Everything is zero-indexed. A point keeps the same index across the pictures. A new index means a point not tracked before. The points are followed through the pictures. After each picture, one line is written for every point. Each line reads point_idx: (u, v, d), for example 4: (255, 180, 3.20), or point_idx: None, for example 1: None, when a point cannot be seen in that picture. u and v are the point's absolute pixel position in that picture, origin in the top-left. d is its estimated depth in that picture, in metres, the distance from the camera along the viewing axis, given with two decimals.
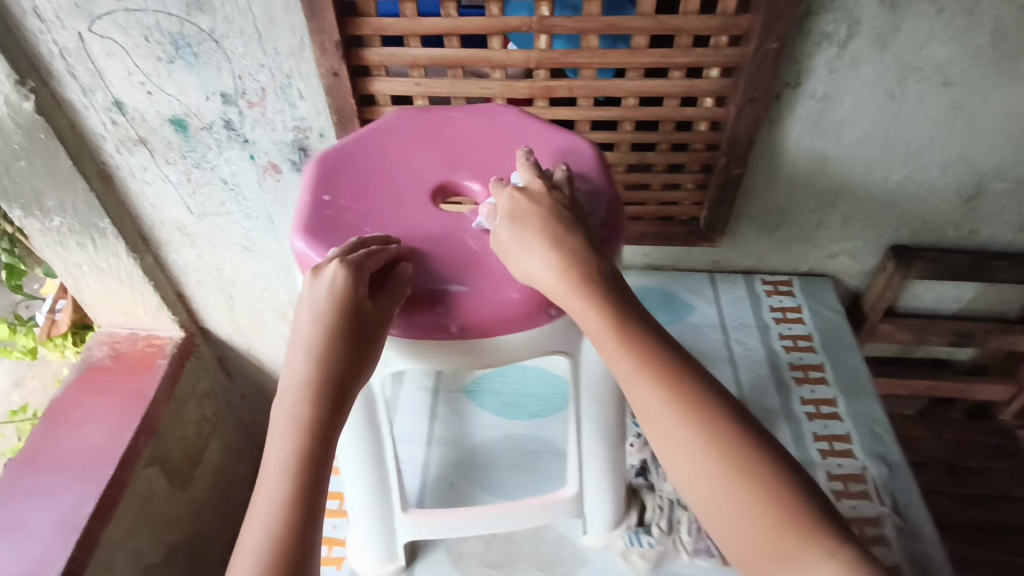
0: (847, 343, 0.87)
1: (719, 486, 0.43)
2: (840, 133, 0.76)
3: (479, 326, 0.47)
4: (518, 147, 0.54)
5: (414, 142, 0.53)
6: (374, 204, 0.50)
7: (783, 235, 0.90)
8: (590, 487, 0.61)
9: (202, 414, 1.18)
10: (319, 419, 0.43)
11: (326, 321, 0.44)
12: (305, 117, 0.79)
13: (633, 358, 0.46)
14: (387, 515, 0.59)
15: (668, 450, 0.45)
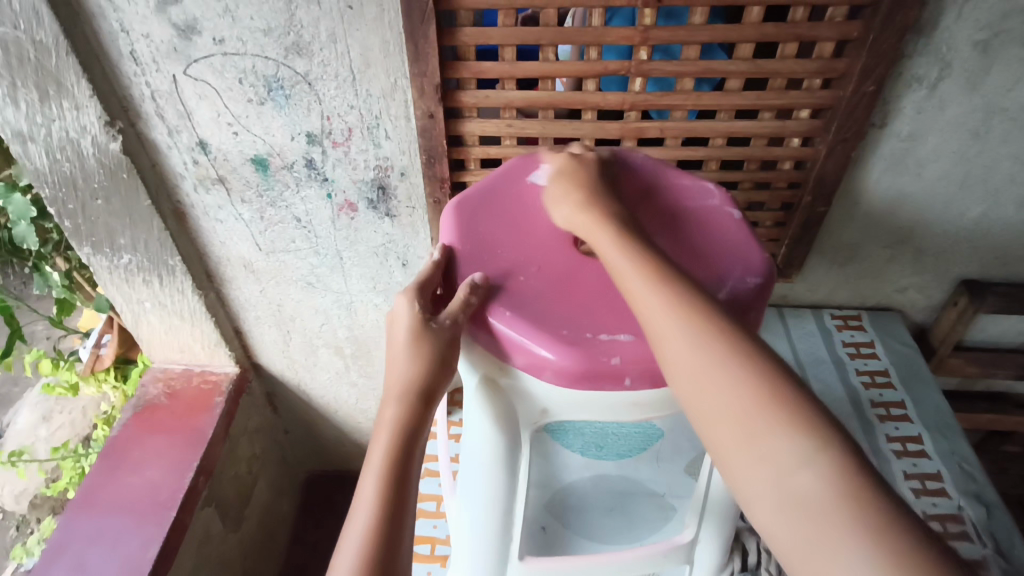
0: (925, 378, 0.86)
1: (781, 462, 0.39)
2: (921, 170, 0.77)
3: (646, 376, 0.45)
4: (652, 197, 0.56)
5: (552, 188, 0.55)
6: (523, 248, 0.50)
7: (854, 271, 0.89)
8: (708, 533, 0.60)
9: (252, 451, 1.16)
10: (407, 417, 0.46)
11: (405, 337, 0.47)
12: (388, 156, 0.79)
13: (684, 327, 0.43)
14: (502, 563, 0.57)
15: (713, 416, 0.42)
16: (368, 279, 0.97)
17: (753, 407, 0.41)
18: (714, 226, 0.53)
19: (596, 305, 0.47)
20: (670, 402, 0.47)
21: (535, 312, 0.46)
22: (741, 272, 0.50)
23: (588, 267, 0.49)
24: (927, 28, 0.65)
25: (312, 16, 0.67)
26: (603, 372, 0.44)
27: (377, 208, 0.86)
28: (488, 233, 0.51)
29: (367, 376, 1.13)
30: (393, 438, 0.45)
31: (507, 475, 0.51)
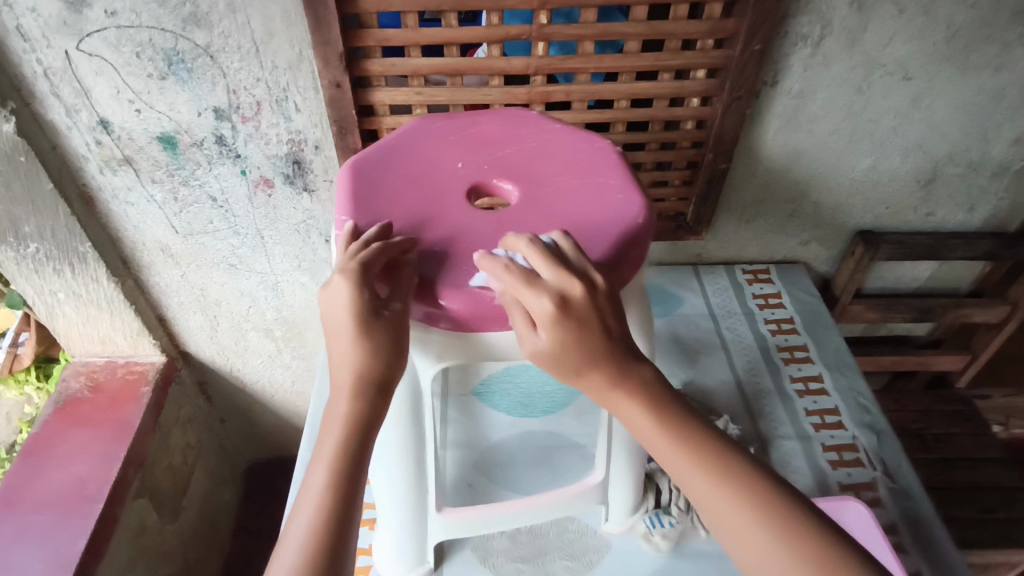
0: (827, 323, 0.90)
1: (737, 513, 0.43)
2: (813, 126, 0.82)
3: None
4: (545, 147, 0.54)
5: (444, 146, 0.54)
6: (411, 203, 0.49)
7: (760, 226, 0.95)
8: (616, 474, 0.63)
9: (186, 441, 1.14)
10: (364, 408, 0.44)
11: (552, 341, 0.43)
12: (300, 129, 0.80)
13: (648, 409, 0.46)
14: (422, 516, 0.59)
15: (685, 484, 0.46)
16: (291, 257, 0.96)
17: (705, 470, 0.45)
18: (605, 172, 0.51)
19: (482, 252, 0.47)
20: None
21: (421, 261, 0.46)
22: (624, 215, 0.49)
23: (478, 218, 0.49)
24: None
25: None
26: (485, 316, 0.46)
27: (295, 183, 0.86)
28: (376, 190, 0.50)
29: (301, 357, 1.13)
30: (344, 429, 0.43)
31: (410, 421, 0.52)
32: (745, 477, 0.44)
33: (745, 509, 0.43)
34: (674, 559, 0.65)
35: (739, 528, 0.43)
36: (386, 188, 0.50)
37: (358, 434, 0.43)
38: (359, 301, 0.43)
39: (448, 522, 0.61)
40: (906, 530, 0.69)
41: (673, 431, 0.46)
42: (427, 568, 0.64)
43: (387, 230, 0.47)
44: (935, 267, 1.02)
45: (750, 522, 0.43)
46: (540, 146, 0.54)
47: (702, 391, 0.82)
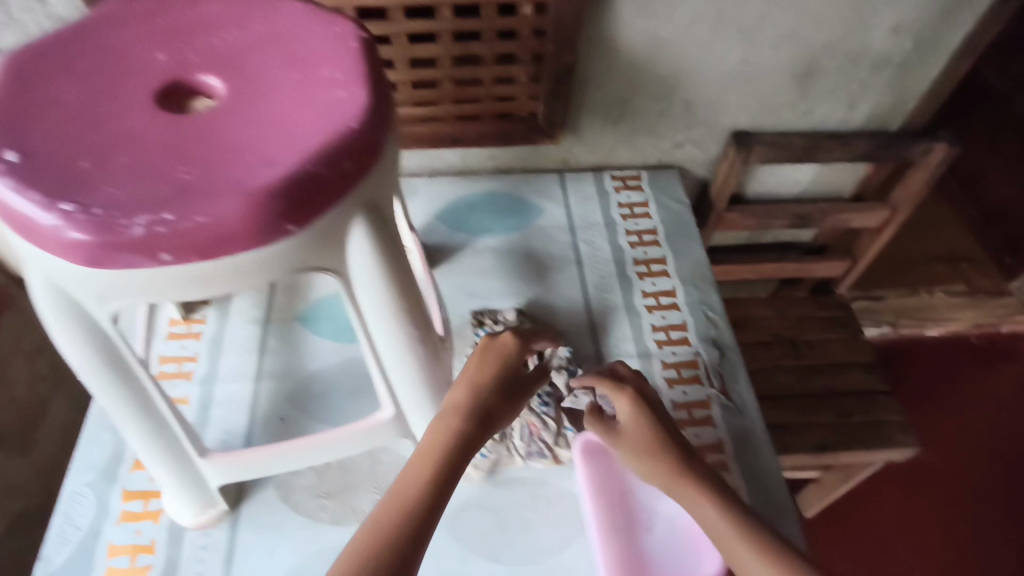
0: (690, 233, 0.85)
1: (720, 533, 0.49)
2: (671, 12, 0.72)
3: (185, 242, 0.33)
4: (275, 32, 0.44)
5: (149, 35, 0.43)
6: (77, 100, 0.39)
7: (628, 128, 0.86)
8: (411, 412, 0.56)
9: (33, 371, 1.06)
10: (464, 430, 0.48)
11: (639, 446, 0.55)
12: (64, 14, 0.66)
13: (661, 453, 0.54)
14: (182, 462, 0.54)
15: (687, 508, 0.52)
16: None
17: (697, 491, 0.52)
18: (333, 70, 0.41)
19: (136, 160, 0.35)
20: (246, 272, 0.36)
21: (46, 170, 0.34)
22: (337, 114, 0.38)
23: (155, 118, 0.38)
24: None
25: None
26: (122, 243, 0.33)
27: None
28: (37, 85, 0.39)
29: None
30: (443, 447, 0.47)
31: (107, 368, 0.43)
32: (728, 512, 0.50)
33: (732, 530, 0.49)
34: (488, 488, 0.64)
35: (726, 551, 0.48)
36: (44, 87, 0.39)
37: (467, 442, 0.48)
38: (507, 371, 0.53)
39: (217, 469, 0.56)
40: (731, 448, 0.67)
41: (676, 466, 0.54)
42: (220, 510, 0.62)
43: (19, 137, 0.36)
44: (817, 171, 0.96)
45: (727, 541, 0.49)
46: (266, 38, 0.43)
47: (546, 310, 0.77)
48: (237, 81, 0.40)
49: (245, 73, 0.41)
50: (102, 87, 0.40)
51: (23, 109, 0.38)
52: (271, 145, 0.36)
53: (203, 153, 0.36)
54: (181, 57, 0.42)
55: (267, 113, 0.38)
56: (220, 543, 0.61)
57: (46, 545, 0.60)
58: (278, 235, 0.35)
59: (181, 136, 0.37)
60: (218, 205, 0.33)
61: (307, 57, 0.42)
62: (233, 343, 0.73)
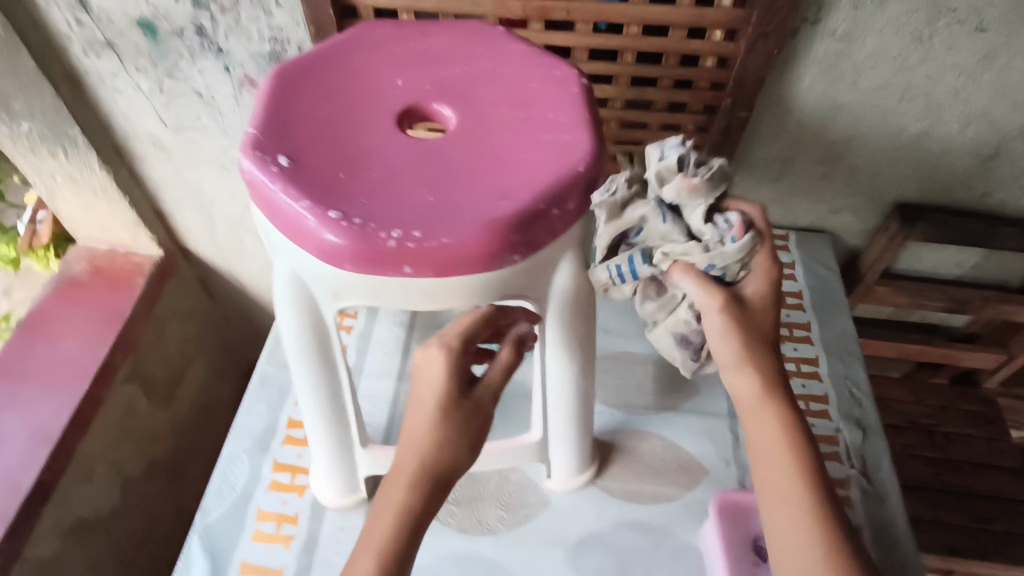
0: (839, 303, 0.82)
1: (783, 479, 0.48)
2: (856, 78, 0.71)
3: (427, 262, 0.37)
4: (503, 68, 0.46)
5: (390, 59, 0.47)
6: (332, 114, 0.43)
7: (785, 187, 0.85)
8: (556, 433, 0.60)
9: (184, 334, 1.18)
10: (416, 501, 0.44)
11: (739, 334, 0.49)
12: (282, 27, 0.73)
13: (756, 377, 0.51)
14: (343, 449, 0.59)
15: (750, 431, 0.51)
16: None
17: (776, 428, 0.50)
18: (560, 110, 0.43)
19: (389, 178, 0.39)
20: (470, 292, 0.40)
21: (314, 183, 0.39)
22: (565, 158, 0.40)
23: (399, 139, 0.42)
24: None
25: None
26: (377, 255, 0.37)
27: None
28: (295, 96, 0.44)
29: None
30: (399, 522, 0.44)
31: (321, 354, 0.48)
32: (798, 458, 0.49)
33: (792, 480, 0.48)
34: (611, 526, 0.64)
35: (781, 499, 0.48)
36: (303, 97, 0.43)
37: (417, 517, 0.44)
38: (449, 387, 0.46)
39: (370, 459, 0.60)
40: (868, 536, 0.63)
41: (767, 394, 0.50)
42: (359, 497, 0.64)
43: (288, 145, 0.40)
44: (983, 256, 0.90)
45: (786, 490, 0.48)
46: (496, 71, 0.46)
47: None
48: (470, 111, 0.43)
49: (478, 104, 0.44)
50: (353, 102, 0.44)
51: (285, 118, 0.42)
52: (506, 179, 0.39)
53: (445, 179, 0.39)
54: (420, 81, 0.45)
55: (500, 146, 0.41)
56: (355, 527, 0.63)
57: (206, 498, 0.64)
58: (505, 264, 0.39)
59: (423, 160, 0.40)
60: (462, 231, 0.37)
61: (535, 96, 0.44)
62: (380, 342, 0.77)
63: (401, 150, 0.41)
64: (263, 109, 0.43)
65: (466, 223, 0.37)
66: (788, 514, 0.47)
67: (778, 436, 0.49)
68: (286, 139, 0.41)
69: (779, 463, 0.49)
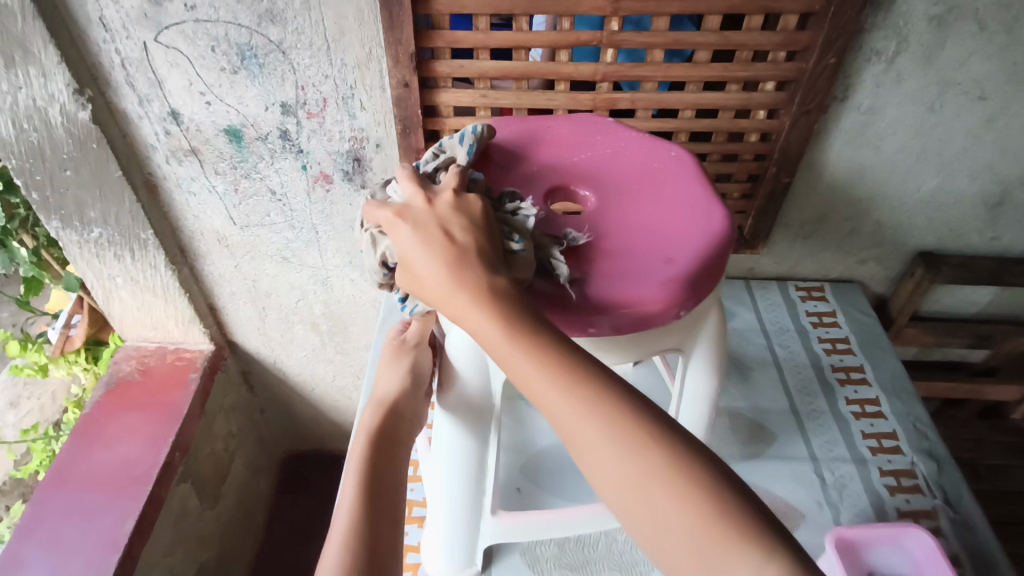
0: (884, 346, 0.88)
1: (645, 489, 0.38)
2: (880, 143, 0.80)
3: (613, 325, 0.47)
4: (621, 155, 0.58)
5: (526, 152, 0.58)
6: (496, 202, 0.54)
7: (817, 243, 0.93)
8: None
9: (229, 429, 1.16)
10: (385, 416, 0.59)
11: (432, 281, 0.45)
12: (364, 127, 0.79)
13: (539, 366, 0.41)
14: (476, 516, 0.62)
15: (579, 442, 0.41)
16: (344, 253, 0.97)
17: (607, 430, 0.40)
18: (676, 184, 0.56)
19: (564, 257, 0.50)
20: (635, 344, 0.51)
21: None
22: (696, 227, 0.52)
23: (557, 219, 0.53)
24: (884, 2, 0.68)
25: None
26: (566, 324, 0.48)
27: (353, 180, 0.86)
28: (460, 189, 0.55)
29: (344, 353, 1.14)
30: (371, 435, 0.57)
31: (476, 424, 0.56)
32: (651, 437, 0.39)
33: (672, 483, 0.38)
34: None
35: (653, 513, 0.38)
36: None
37: (388, 428, 0.58)
38: (393, 345, 0.65)
39: (500, 525, 0.63)
40: (967, 561, 0.67)
41: (575, 387, 0.41)
42: (475, 569, 0.66)
43: None
44: (996, 293, 0.99)
45: (661, 498, 0.38)
46: (611, 154, 0.58)
47: (758, 412, 0.81)
48: (603, 193, 0.55)
49: (607, 185, 0.56)
50: (507, 192, 0.55)
51: None
52: (654, 247, 0.51)
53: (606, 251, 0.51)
54: (552, 170, 0.57)
55: (639, 220, 0.53)
56: None
57: None
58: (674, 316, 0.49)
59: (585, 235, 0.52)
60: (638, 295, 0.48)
61: (654, 178, 0.56)
62: None
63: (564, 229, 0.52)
64: None
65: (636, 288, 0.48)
66: (665, 531, 0.38)
67: (607, 434, 0.39)
68: None
69: (617, 471, 0.39)
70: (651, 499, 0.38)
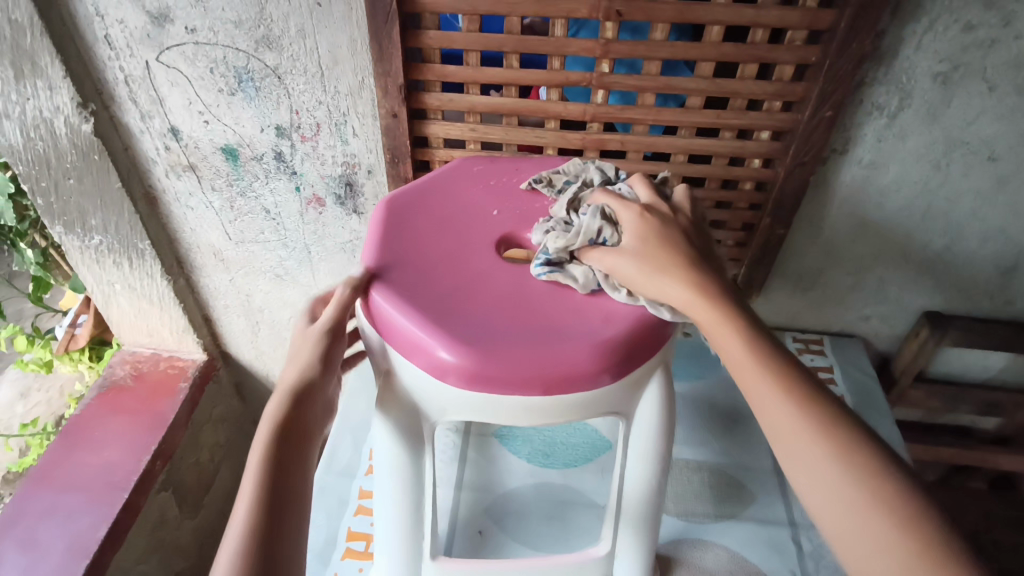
0: (880, 408, 0.85)
1: (816, 451, 0.45)
2: (882, 199, 0.77)
3: (540, 381, 0.48)
4: None
5: (484, 197, 0.62)
6: (442, 246, 0.56)
7: (816, 296, 0.90)
8: (623, 545, 0.62)
9: (216, 439, 1.17)
10: (288, 408, 0.50)
11: (634, 238, 0.53)
12: (356, 154, 0.80)
13: (732, 331, 0.49)
14: (415, 559, 0.60)
15: (755, 401, 0.48)
16: (335, 274, 0.97)
17: (788, 399, 0.47)
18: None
19: (499, 307, 0.51)
20: (568, 408, 0.49)
21: (435, 314, 0.50)
22: None
23: (499, 268, 0.55)
24: (886, 57, 0.65)
25: (281, 11, 0.68)
26: (493, 375, 0.47)
27: (345, 204, 0.86)
28: (411, 229, 0.58)
29: None
30: (271, 431, 0.48)
31: (410, 466, 0.55)
32: (825, 414, 0.46)
33: (837, 453, 0.44)
34: None
35: (824, 483, 0.44)
36: (419, 238, 0.57)
37: (291, 431, 0.49)
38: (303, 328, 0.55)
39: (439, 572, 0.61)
40: None
41: (754, 352, 0.48)
42: None
43: (411, 272, 0.53)
44: (1009, 360, 0.94)
45: (837, 470, 0.44)
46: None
47: (740, 469, 0.78)
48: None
49: None
50: (458, 235, 0.57)
51: (407, 248, 0.56)
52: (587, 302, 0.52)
53: (541, 302, 0.52)
54: (508, 216, 0.60)
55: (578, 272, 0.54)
56: None
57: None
58: (602, 378, 0.49)
59: (522, 285, 0.53)
60: (569, 352, 0.48)
61: None
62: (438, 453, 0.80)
63: (504, 274, 0.54)
64: (388, 242, 0.56)
65: (565, 345, 0.48)
66: (833, 501, 0.44)
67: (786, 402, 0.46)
68: (406, 264, 0.54)
69: (796, 432, 0.46)
70: (816, 464, 0.45)
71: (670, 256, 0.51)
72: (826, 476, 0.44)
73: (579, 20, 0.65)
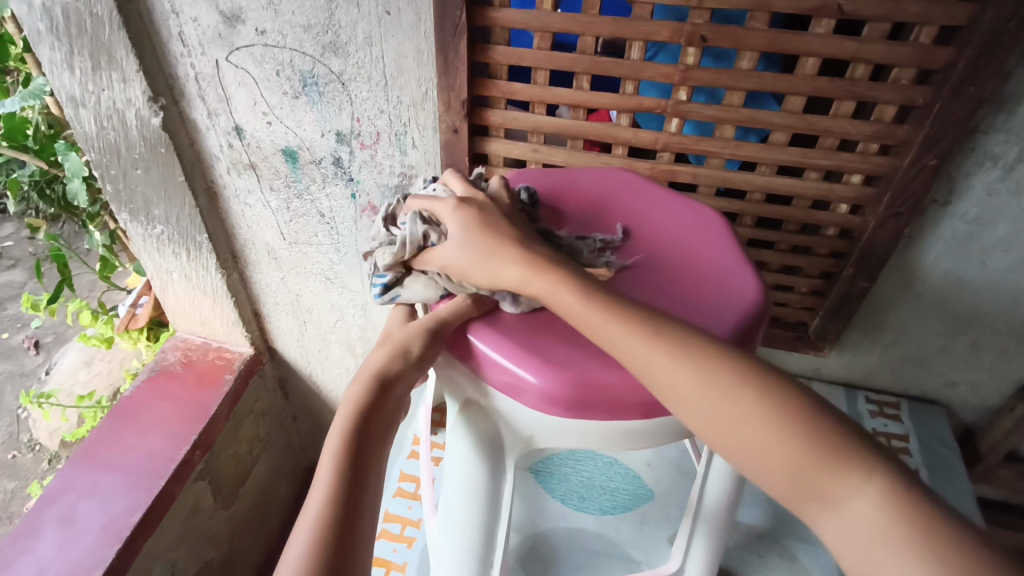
0: (961, 487, 0.76)
1: (729, 407, 0.41)
2: (985, 259, 0.69)
3: (637, 405, 0.46)
4: (653, 209, 0.59)
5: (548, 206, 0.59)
6: None
7: (897, 355, 0.81)
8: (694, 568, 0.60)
9: (256, 433, 1.17)
10: (372, 398, 0.47)
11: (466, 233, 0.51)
12: (414, 165, 0.77)
13: (577, 288, 0.46)
14: None
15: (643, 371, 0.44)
16: None
17: (675, 353, 0.43)
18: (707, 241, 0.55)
19: (584, 326, 0.49)
20: (657, 432, 0.49)
21: (520, 342, 0.48)
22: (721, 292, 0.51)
23: None
24: (1007, 104, 0.58)
25: (350, 17, 0.66)
26: (588, 400, 0.46)
27: None
28: None
29: None
30: (353, 415, 0.46)
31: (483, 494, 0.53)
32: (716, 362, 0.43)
33: (744, 403, 0.41)
34: None
35: (750, 437, 0.41)
36: None
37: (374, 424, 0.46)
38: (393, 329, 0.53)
39: None
40: None
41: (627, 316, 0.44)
42: None
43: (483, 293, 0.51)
44: None
45: (757, 421, 0.41)
46: (654, 211, 0.59)
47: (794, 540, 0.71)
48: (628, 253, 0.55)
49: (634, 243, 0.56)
50: None
51: None
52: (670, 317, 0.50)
53: None
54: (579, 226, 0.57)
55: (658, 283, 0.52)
56: None
57: None
58: None
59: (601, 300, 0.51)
60: None
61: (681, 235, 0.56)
62: None
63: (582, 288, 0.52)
64: (450, 267, 0.54)
65: None
66: (767, 461, 0.40)
67: (679, 361, 0.43)
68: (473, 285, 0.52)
69: (697, 392, 0.42)
70: (736, 418, 0.41)
71: (501, 242, 0.49)
72: (751, 431, 0.41)
73: (658, 43, 0.60)
